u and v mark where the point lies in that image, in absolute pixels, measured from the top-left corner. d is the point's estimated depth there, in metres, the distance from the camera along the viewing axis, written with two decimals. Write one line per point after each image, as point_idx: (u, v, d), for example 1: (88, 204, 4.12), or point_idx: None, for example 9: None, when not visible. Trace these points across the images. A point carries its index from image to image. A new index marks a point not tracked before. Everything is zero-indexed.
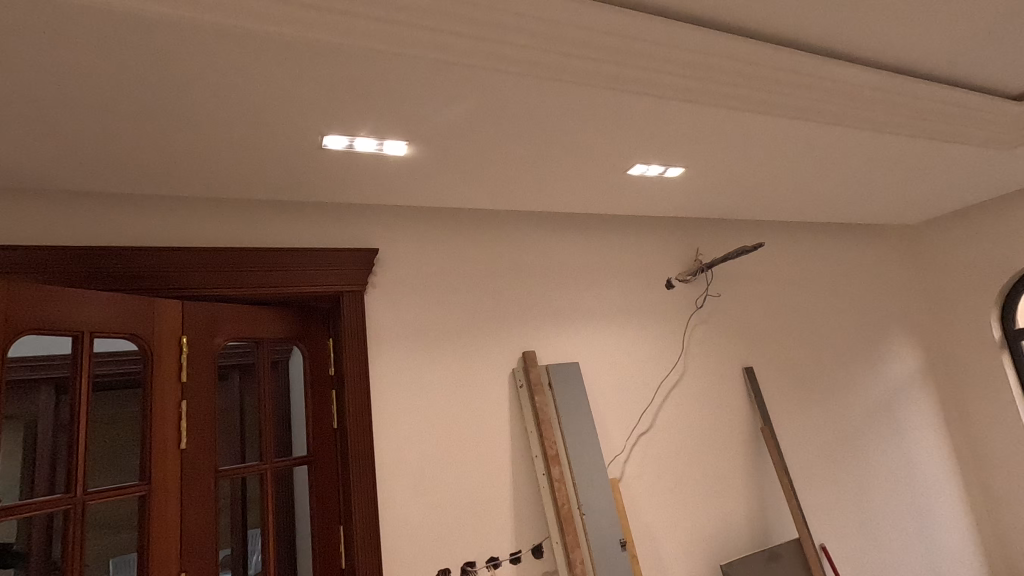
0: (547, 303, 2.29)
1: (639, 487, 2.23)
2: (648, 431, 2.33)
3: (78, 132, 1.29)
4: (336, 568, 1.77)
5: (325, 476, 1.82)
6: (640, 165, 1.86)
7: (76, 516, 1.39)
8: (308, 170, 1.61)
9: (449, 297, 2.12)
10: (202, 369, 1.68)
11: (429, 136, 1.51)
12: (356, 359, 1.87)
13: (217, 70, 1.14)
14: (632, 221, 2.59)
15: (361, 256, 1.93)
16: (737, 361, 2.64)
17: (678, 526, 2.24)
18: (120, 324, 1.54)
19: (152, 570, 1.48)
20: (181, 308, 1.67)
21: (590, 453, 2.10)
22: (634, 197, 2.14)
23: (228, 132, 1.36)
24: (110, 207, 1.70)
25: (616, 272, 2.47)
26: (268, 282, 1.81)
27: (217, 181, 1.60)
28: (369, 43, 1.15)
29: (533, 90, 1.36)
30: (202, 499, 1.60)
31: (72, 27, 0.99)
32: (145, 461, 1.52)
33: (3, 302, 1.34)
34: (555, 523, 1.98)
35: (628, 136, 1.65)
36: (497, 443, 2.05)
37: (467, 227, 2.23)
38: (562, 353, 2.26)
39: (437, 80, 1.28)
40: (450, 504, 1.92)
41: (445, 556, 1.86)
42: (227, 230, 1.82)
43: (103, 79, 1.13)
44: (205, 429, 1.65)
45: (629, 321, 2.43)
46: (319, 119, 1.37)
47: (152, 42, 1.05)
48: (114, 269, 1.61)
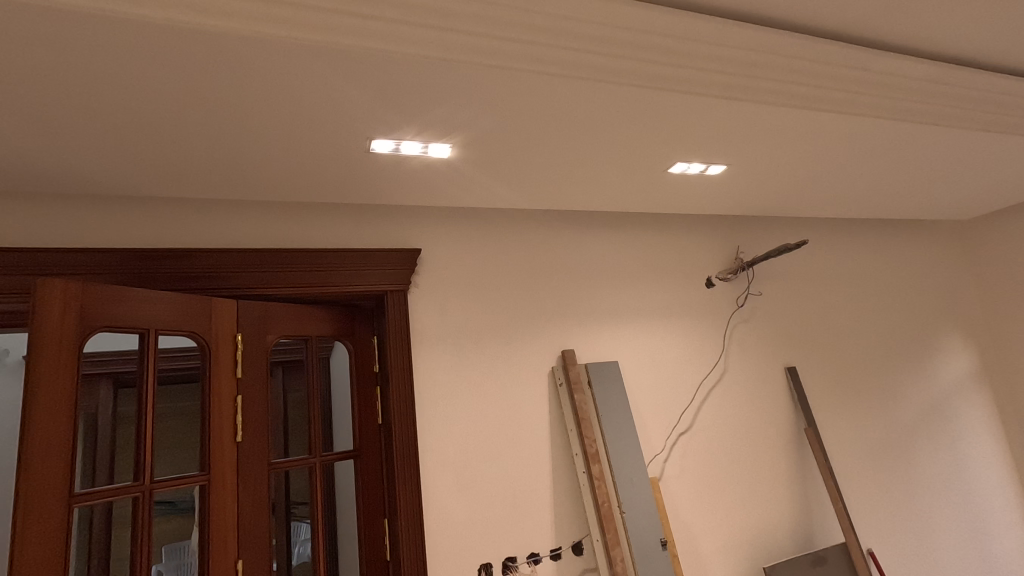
0: (585, 301, 2.30)
1: (680, 487, 2.22)
2: (688, 430, 2.31)
3: (146, 141, 1.37)
4: (381, 559, 1.82)
5: (370, 470, 1.88)
6: (681, 163, 1.85)
7: (145, 503, 1.47)
8: (355, 172, 1.66)
9: (489, 296, 2.15)
10: (256, 365, 1.76)
11: (472, 139, 1.54)
12: (399, 357, 1.92)
13: (273, 80, 1.20)
14: (671, 219, 2.57)
15: (403, 256, 1.98)
16: (780, 360, 2.60)
17: (720, 528, 2.22)
18: (181, 321, 1.61)
19: (212, 557, 1.55)
20: (236, 307, 1.74)
21: (630, 452, 2.11)
22: (673, 195, 2.13)
23: (281, 137, 1.42)
24: (171, 211, 1.79)
25: (655, 271, 2.46)
26: (316, 281, 1.88)
27: (270, 185, 1.67)
28: (417, 50, 1.18)
29: (575, 92, 1.37)
30: (257, 490, 1.68)
31: (144, 44, 1.06)
32: (205, 453, 1.60)
33: (78, 299, 1.40)
34: (596, 521, 2.00)
35: (670, 134, 1.64)
36: (538, 441, 2.07)
37: (506, 227, 2.25)
38: (601, 353, 2.26)
39: (481, 86, 1.31)
40: (491, 500, 1.95)
41: (487, 550, 1.90)
42: (278, 232, 1.90)
43: (169, 90, 1.19)
44: (258, 422, 1.73)
45: (668, 320, 2.42)
46: (367, 124, 1.41)
47: (214, 56, 1.11)
48: (175, 270, 1.70)
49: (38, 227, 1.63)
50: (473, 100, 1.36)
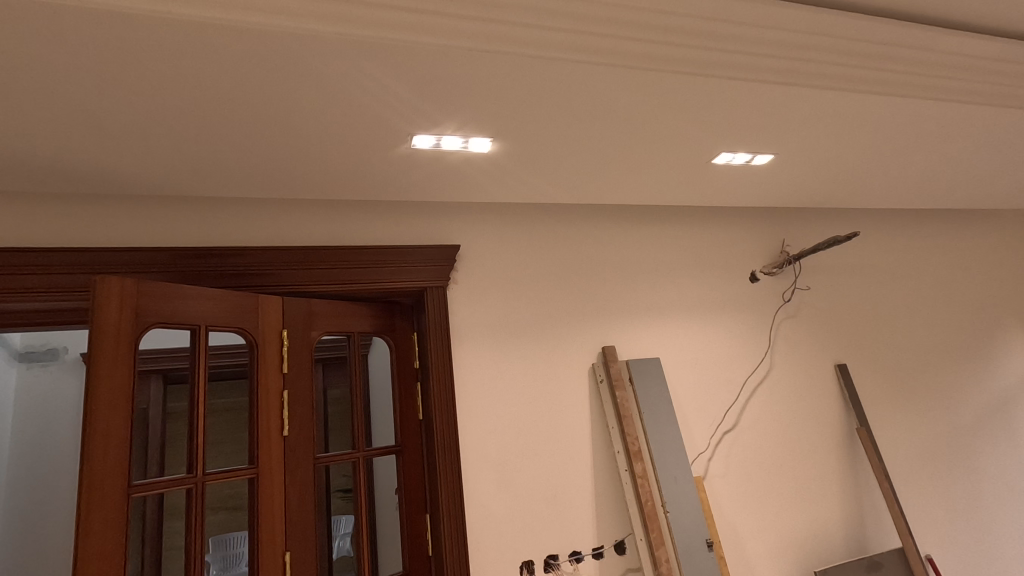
0: (625, 297, 2.26)
1: (725, 487, 2.16)
2: (733, 429, 2.25)
3: (195, 140, 1.40)
4: (423, 555, 1.83)
5: (412, 465, 1.88)
6: (726, 153, 1.79)
7: (198, 494, 1.51)
8: (396, 168, 1.66)
9: (528, 292, 2.13)
10: (301, 361, 1.78)
11: (512, 132, 1.52)
12: (440, 354, 1.92)
13: (319, 76, 1.21)
14: (714, 212, 2.51)
15: (443, 252, 1.99)
16: (829, 357, 2.50)
17: (767, 529, 2.16)
18: (230, 317, 1.65)
19: (261, 549, 1.57)
20: (282, 304, 1.77)
21: (673, 450, 2.06)
22: (716, 187, 2.07)
23: (324, 134, 1.43)
24: (217, 211, 1.83)
25: (697, 265, 2.40)
26: (357, 278, 1.89)
27: (313, 182, 1.69)
28: (460, 41, 1.17)
29: (618, 82, 1.34)
30: (302, 484, 1.70)
31: (195, 44, 1.08)
32: (253, 446, 1.63)
33: (133, 295, 1.44)
34: (640, 520, 1.95)
35: (717, 122, 1.59)
36: (579, 438, 2.05)
37: (544, 222, 2.23)
38: (642, 349, 2.22)
39: (524, 77, 1.29)
40: (532, 498, 1.93)
41: (529, 548, 1.89)
42: (320, 230, 1.92)
43: (218, 89, 1.21)
44: (304, 417, 1.75)
45: (711, 315, 2.35)
46: (409, 119, 1.41)
47: (259, 52, 1.11)
48: (223, 268, 1.75)
49: (96, 228, 1.70)
50: (515, 92, 1.34)
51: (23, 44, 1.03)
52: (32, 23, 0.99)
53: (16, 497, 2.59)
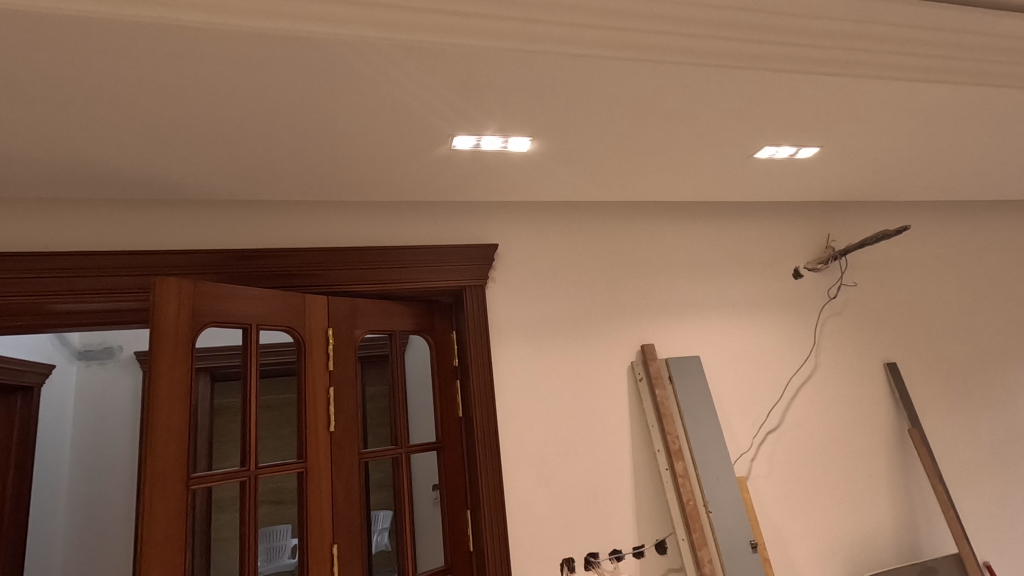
0: (664, 294, 2.23)
1: (768, 488, 2.12)
2: (777, 428, 2.20)
3: (245, 146, 1.46)
4: (465, 551, 1.85)
5: (452, 462, 1.91)
6: (769, 147, 1.76)
7: (251, 487, 1.57)
8: (436, 169, 1.69)
9: (566, 290, 2.13)
10: (345, 358, 1.83)
11: (552, 130, 1.52)
12: (479, 351, 1.95)
13: (364, 80, 1.24)
14: (755, 207, 2.46)
15: (481, 251, 2.01)
16: (877, 355, 2.42)
17: (813, 531, 2.11)
18: (278, 317, 1.71)
19: (310, 541, 1.62)
20: (327, 303, 1.82)
21: (714, 450, 2.03)
22: (758, 182, 2.03)
23: (368, 136, 1.47)
24: (264, 213, 1.89)
25: (738, 262, 2.36)
26: (398, 278, 1.93)
27: (356, 184, 1.73)
28: (501, 42, 1.18)
29: (660, 78, 1.33)
30: (348, 479, 1.75)
31: (248, 54, 1.12)
32: (303, 441, 1.68)
33: (189, 295, 1.51)
34: (681, 520, 1.94)
35: (761, 116, 1.56)
36: (619, 438, 2.04)
37: (582, 219, 2.23)
38: (681, 347, 2.19)
39: (564, 76, 1.29)
40: (571, 496, 1.94)
41: (569, 546, 1.89)
42: (361, 230, 1.97)
43: (269, 95, 1.26)
44: (349, 413, 1.80)
45: (752, 313, 2.31)
46: (450, 120, 1.43)
47: (310, 59, 1.15)
48: (271, 268, 1.81)
49: (153, 231, 1.79)
50: (556, 91, 1.34)
51: (91, 58, 1.09)
52: (101, 39, 1.04)
53: (78, 489, 2.75)
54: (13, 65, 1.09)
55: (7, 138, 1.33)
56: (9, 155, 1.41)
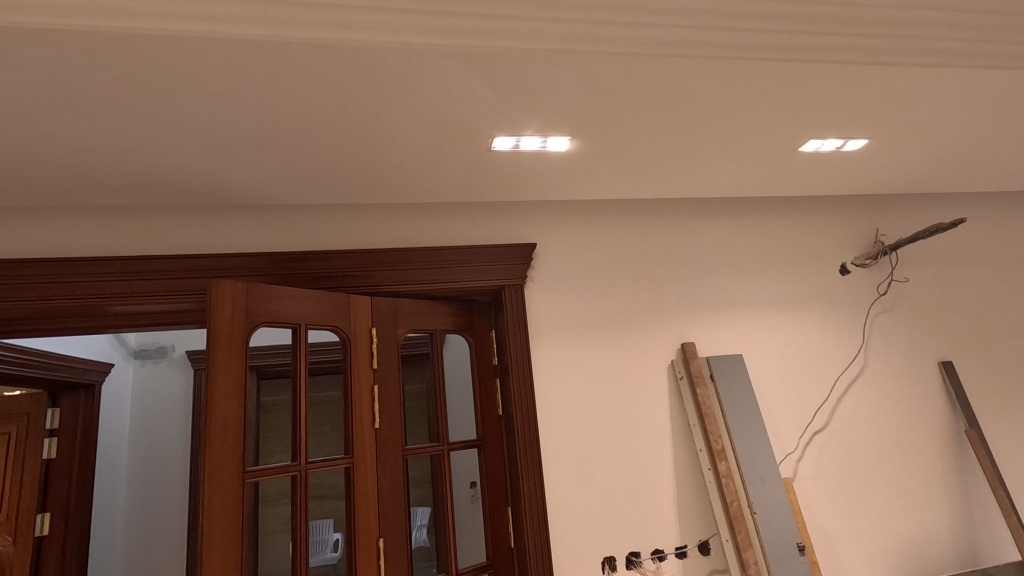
0: (705, 293, 2.20)
1: (816, 490, 2.07)
2: (824, 429, 2.14)
3: (294, 151, 1.51)
4: (506, 547, 1.88)
5: (493, 459, 1.94)
6: (815, 140, 1.72)
7: (302, 481, 1.62)
8: (476, 170, 1.71)
9: (605, 289, 2.12)
10: (388, 357, 1.87)
11: (593, 129, 1.52)
12: (519, 349, 1.97)
13: (408, 85, 1.26)
14: (800, 202, 2.40)
15: (520, 250, 2.02)
16: (931, 353, 2.33)
17: (863, 535, 2.05)
18: (325, 317, 1.76)
19: (358, 534, 1.67)
20: (370, 303, 1.87)
21: (758, 450, 2.00)
22: (803, 176, 1.98)
23: (410, 140, 1.50)
24: (309, 217, 1.96)
25: (782, 258, 2.30)
26: (439, 278, 1.96)
27: (398, 186, 1.77)
28: (542, 44, 1.19)
29: (702, 73, 1.31)
30: (393, 475, 1.79)
31: (299, 63, 1.16)
32: (349, 437, 1.73)
33: (243, 296, 1.57)
34: (725, 521, 1.91)
35: (806, 109, 1.52)
36: (660, 438, 2.02)
37: (620, 217, 2.21)
38: (723, 345, 2.16)
39: (606, 75, 1.29)
40: (612, 495, 1.93)
41: (611, 544, 1.89)
42: (402, 232, 2.01)
43: (318, 103, 1.30)
44: (393, 411, 1.84)
45: (798, 311, 2.25)
46: (491, 122, 1.45)
47: (358, 66, 1.18)
48: (317, 270, 1.86)
49: (207, 236, 1.87)
50: (597, 91, 1.35)
51: (155, 73, 1.16)
52: (165, 55, 1.10)
53: (136, 481, 2.90)
54: (85, 81, 1.16)
55: (78, 150, 1.42)
56: (79, 166, 1.50)
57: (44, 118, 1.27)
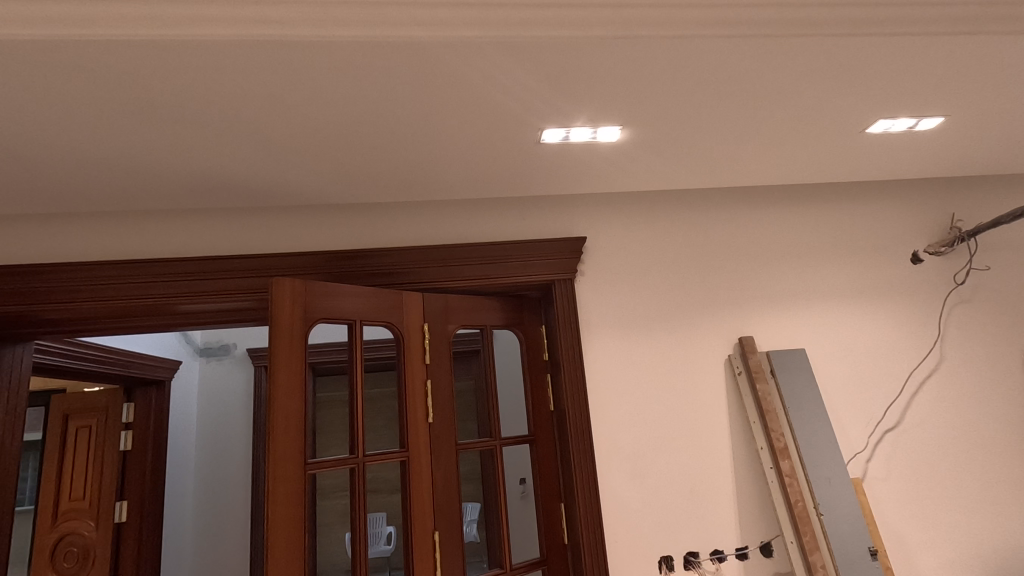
0: (764, 284, 2.12)
1: (887, 491, 1.95)
2: (895, 427, 2.02)
3: (346, 150, 1.54)
4: (559, 544, 1.87)
5: (545, 455, 1.92)
6: (884, 120, 1.61)
7: (359, 473, 1.66)
8: (525, 163, 1.69)
9: (658, 282, 2.07)
10: (440, 353, 1.88)
11: (644, 117, 1.48)
12: (570, 345, 1.94)
13: (458, 79, 1.26)
14: (866, 187, 2.27)
15: (570, 244, 2.00)
16: (1016, 346, 2.16)
17: (940, 541, 1.92)
18: (379, 313, 1.79)
19: (414, 526, 1.69)
20: (422, 300, 1.89)
21: (824, 450, 1.91)
22: (870, 159, 1.87)
23: (459, 135, 1.50)
24: (361, 215, 2.00)
25: (847, 247, 2.19)
26: (488, 274, 1.97)
27: (447, 182, 1.78)
28: (592, 31, 1.16)
29: (761, 53, 1.25)
30: (447, 469, 1.80)
31: (351, 62, 1.18)
32: (404, 430, 1.76)
33: (302, 292, 1.61)
34: (789, 522, 1.83)
35: (876, 86, 1.43)
36: (719, 435, 1.96)
37: (672, 209, 2.15)
38: (784, 339, 2.07)
39: (660, 60, 1.25)
40: (668, 493, 1.89)
41: (668, 544, 1.85)
42: (452, 228, 2.02)
43: (369, 101, 1.32)
44: (446, 406, 1.85)
45: (866, 303, 2.13)
46: (541, 114, 1.43)
47: (408, 62, 1.19)
48: (370, 268, 1.90)
49: (266, 236, 1.94)
50: (650, 77, 1.31)
51: (217, 78, 1.20)
52: (226, 60, 1.14)
53: (204, 473, 3.05)
54: (152, 88, 1.22)
55: (147, 157, 1.50)
56: (148, 171, 1.58)
57: (119, 127, 1.35)
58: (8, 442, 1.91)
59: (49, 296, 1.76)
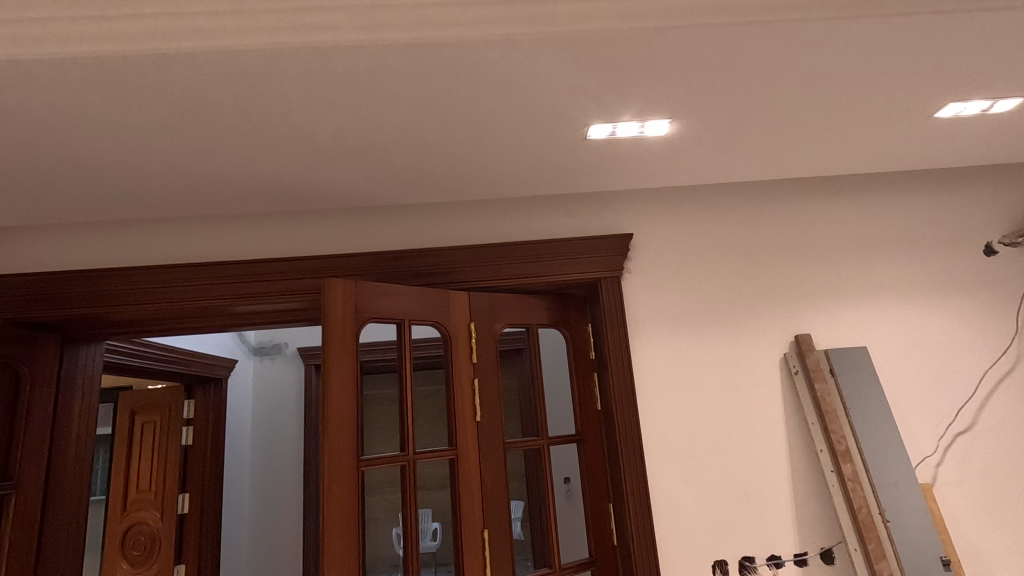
0: (821, 280, 2.03)
1: (960, 497, 1.84)
2: (968, 430, 1.90)
3: (392, 152, 1.56)
4: (608, 544, 1.85)
5: (593, 454, 1.91)
6: (954, 104, 1.52)
7: (410, 470, 1.68)
8: (570, 160, 1.68)
9: (708, 279, 2.01)
10: (487, 351, 1.89)
11: (695, 109, 1.44)
12: (617, 344, 1.91)
13: (504, 77, 1.26)
14: (932, 175, 2.14)
15: (616, 241, 1.96)
16: None
17: (1019, 552, 1.80)
18: (426, 313, 1.81)
19: (464, 523, 1.70)
20: (468, 299, 1.89)
21: (889, 453, 1.82)
22: (938, 145, 1.76)
23: (505, 133, 1.50)
24: (408, 216, 2.03)
25: (912, 239, 2.07)
26: (534, 272, 1.96)
27: (491, 181, 1.78)
28: (641, 23, 1.14)
29: (818, 39, 1.20)
30: (496, 467, 1.80)
31: (400, 64, 1.19)
32: (452, 429, 1.77)
33: (352, 293, 1.64)
34: (852, 529, 1.74)
35: (946, 68, 1.35)
36: (775, 437, 1.89)
37: (722, 203, 2.09)
38: (843, 337, 1.98)
39: (712, 50, 1.21)
40: (721, 496, 1.83)
41: (722, 548, 1.79)
42: (496, 227, 2.02)
43: (417, 102, 1.33)
44: (493, 405, 1.85)
45: (933, 298, 2.01)
46: (588, 110, 1.42)
47: (455, 63, 1.20)
48: (417, 268, 1.93)
49: (317, 238, 1.99)
50: (700, 68, 1.27)
51: (272, 86, 1.24)
52: (281, 68, 1.18)
53: (259, 467, 3.17)
54: (212, 98, 1.27)
55: (207, 164, 1.56)
56: (207, 178, 1.64)
57: (181, 136, 1.41)
58: (83, 436, 2.04)
59: (118, 298, 1.86)
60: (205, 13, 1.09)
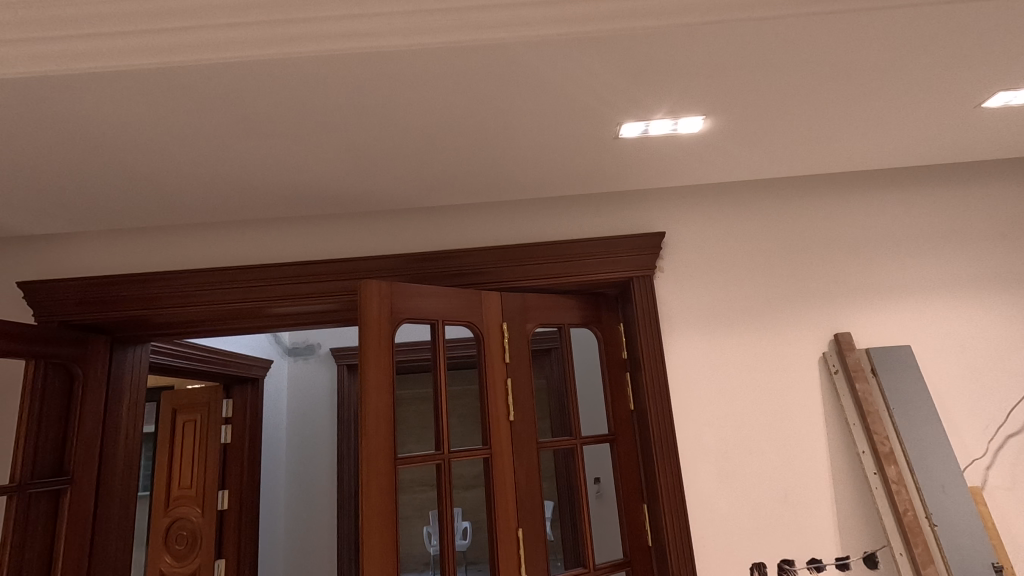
0: (861, 278, 1.97)
1: (1012, 501, 1.77)
2: (1020, 432, 1.83)
3: (425, 155, 1.58)
4: (643, 545, 1.84)
5: (626, 454, 1.90)
6: (1003, 93, 1.46)
7: (445, 469, 1.70)
8: (602, 159, 1.67)
9: (742, 277, 1.98)
10: (519, 351, 1.89)
11: (730, 105, 1.42)
12: (650, 343, 1.90)
13: (538, 78, 1.27)
14: (978, 167, 2.06)
15: (647, 240, 1.95)
16: None
17: None
18: (459, 313, 1.82)
19: (499, 522, 1.71)
20: (500, 299, 1.90)
21: (935, 455, 1.76)
22: (985, 136, 1.70)
23: (537, 134, 1.50)
24: (439, 218, 2.05)
25: (957, 234, 2.00)
26: (565, 272, 1.96)
27: (522, 182, 1.79)
28: (675, 20, 1.13)
29: (860, 29, 1.17)
30: (529, 466, 1.81)
31: (434, 68, 1.21)
32: (486, 428, 1.78)
33: (387, 294, 1.67)
34: (897, 532, 1.69)
35: (995, 56, 1.30)
36: (814, 438, 1.85)
37: (756, 200, 2.06)
38: (885, 336, 1.92)
39: (748, 44, 1.19)
40: (759, 497, 1.80)
41: (760, 551, 1.77)
42: (527, 227, 2.03)
43: (450, 105, 1.35)
44: (526, 404, 1.86)
45: (981, 295, 1.94)
46: (620, 109, 1.41)
47: (489, 65, 1.21)
48: (449, 269, 1.95)
49: (351, 241, 2.03)
50: (735, 63, 1.25)
51: (311, 92, 1.27)
52: (319, 75, 1.21)
53: (296, 465, 3.24)
54: (253, 106, 1.31)
55: (247, 170, 1.61)
56: (247, 183, 1.69)
57: (224, 143, 1.46)
58: (131, 434, 2.11)
59: (163, 301, 1.93)
60: (248, 24, 1.13)
